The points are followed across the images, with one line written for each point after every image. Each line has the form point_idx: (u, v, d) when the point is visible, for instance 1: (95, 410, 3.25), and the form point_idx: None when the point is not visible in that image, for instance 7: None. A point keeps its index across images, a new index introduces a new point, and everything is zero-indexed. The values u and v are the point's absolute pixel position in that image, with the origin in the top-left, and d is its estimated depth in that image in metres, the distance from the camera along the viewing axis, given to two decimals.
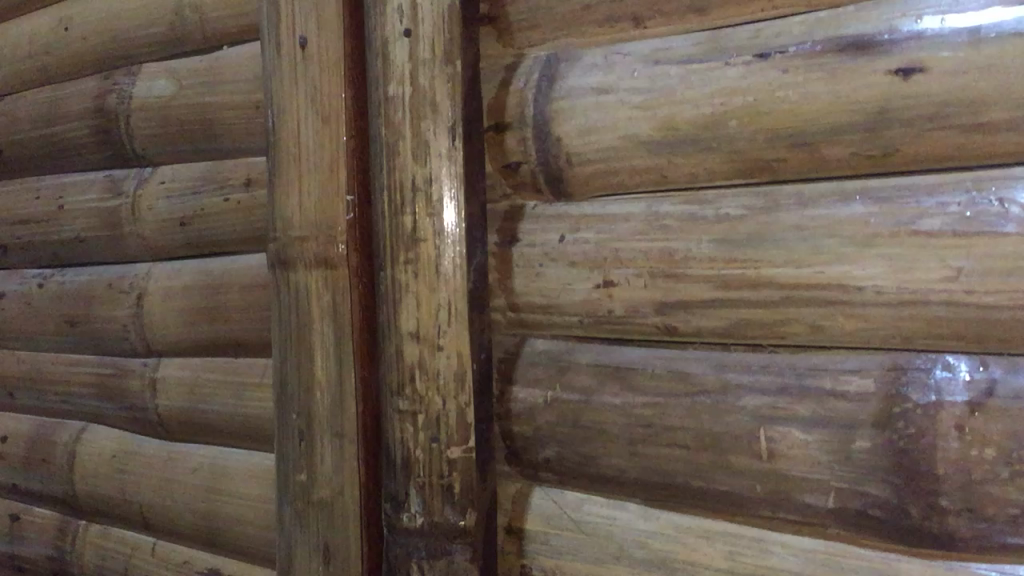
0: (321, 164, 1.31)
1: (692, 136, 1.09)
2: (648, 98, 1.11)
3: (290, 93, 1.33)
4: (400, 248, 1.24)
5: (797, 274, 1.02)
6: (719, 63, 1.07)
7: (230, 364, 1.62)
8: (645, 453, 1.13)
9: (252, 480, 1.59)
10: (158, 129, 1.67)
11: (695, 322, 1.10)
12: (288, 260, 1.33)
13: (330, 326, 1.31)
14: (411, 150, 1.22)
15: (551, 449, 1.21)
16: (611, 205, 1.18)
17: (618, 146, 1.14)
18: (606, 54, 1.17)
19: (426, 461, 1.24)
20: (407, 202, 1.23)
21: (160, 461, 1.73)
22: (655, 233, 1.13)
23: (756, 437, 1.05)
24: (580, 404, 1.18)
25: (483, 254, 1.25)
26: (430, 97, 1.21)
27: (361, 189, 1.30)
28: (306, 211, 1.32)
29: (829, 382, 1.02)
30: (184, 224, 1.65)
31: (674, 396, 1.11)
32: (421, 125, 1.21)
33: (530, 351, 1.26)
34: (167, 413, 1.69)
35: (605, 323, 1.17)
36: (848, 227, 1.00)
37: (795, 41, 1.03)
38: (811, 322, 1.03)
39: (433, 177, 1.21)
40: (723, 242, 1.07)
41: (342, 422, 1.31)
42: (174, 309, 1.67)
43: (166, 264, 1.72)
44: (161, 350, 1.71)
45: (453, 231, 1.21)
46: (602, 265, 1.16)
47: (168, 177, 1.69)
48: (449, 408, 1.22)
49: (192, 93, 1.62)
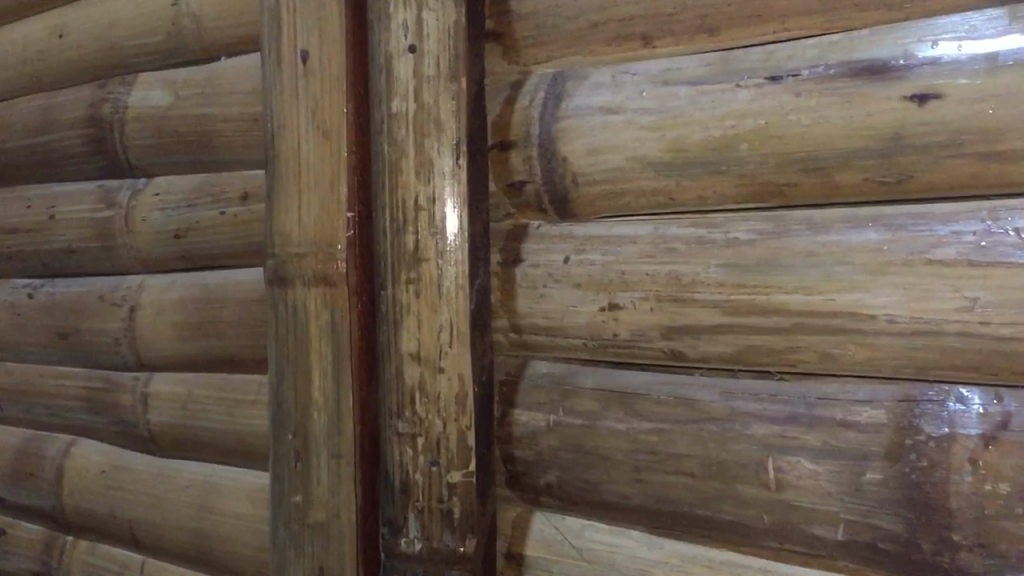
0: (321, 180, 1.28)
1: (702, 159, 1.07)
2: (657, 118, 1.10)
3: (290, 107, 1.30)
4: (401, 267, 1.21)
5: (809, 301, 1.00)
6: (730, 86, 1.05)
7: (224, 379, 1.60)
8: (650, 480, 1.11)
9: (245, 499, 1.57)
10: (154, 140, 1.65)
11: (703, 347, 1.08)
12: (286, 277, 1.31)
13: (329, 345, 1.29)
14: (413, 167, 1.20)
15: (553, 474, 1.19)
16: (617, 227, 1.16)
17: (625, 167, 1.12)
18: (613, 73, 1.15)
19: (425, 484, 1.21)
20: (409, 220, 1.21)
21: (150, 477, 1.70)
22: (663, 256, 1.10)
23: (764, 467, 1.03)
24: (584, 428, 1.16)
25: (486, 274, 1.23)
26: (434, 115, 1.18)
27: (362, 206, 1.28)
28: (306, 227, 1.29)
29: (839, 412, 0.99)
30: (179, 236, 1.62)
31: (680, 422, 1.09)
32: (424, 143, 1.19)
33: (532, 374, 1.23)
34: (159, 428, 1.66)
35: (610, 347, 1.15)
36: (860, 254, 0.98)
37: (808, 65, 1.01)
38: (822, 350, 1.01)
39: (436, 196, 1.19)
40: (732, 267, 1.05)
41: (339, 442, 1.29)
42: (168, 323, 1.64)
43: (160, 277, 1.69)
44: (153, 364, 1.68)
45: (455, 252, 1.19)
46: (608, 288, 1.14)
47: (163, 188, 1.66)
48: (450, 431, 1.20)
49: (190, 104, 1.59)
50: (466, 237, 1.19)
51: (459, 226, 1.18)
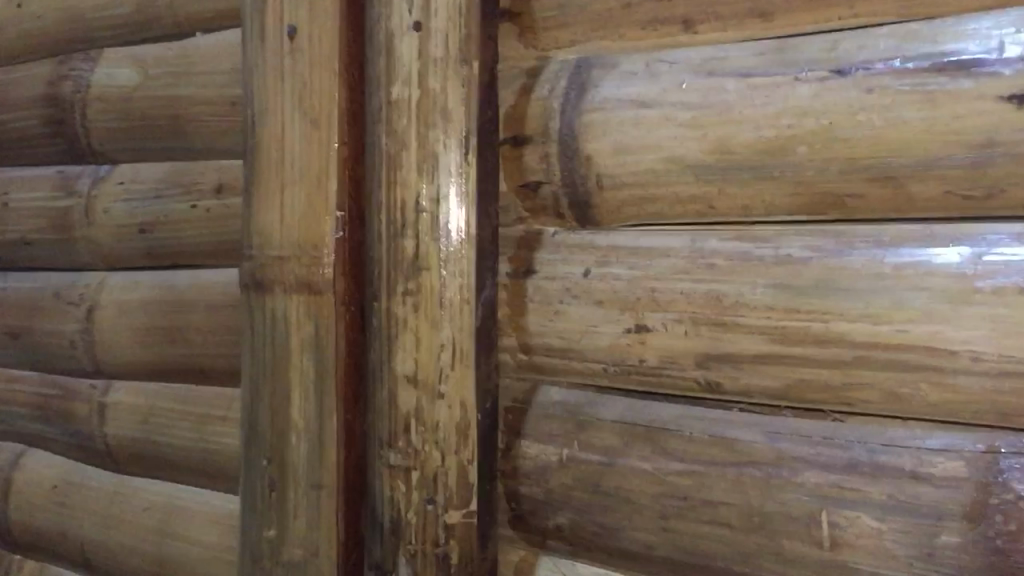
0: (308, 174, 1.13)
1: (751, 162, 0.93)
2: (698, 114, 0.95)
3: (274, 91, 1.15)
4: (397, 276, 1.06)
5: (876, 332, 0.86)
6: (787, 79, 0.91)
7: (191, 392, 1.44)
8: (679, 529, 0.96)
9: (211, 525, 1.41)
10: (120, 123, 1.48)
11: (744, 380, 0.94)
12: (264, 282, 1.16)
13: (311, 361, 1.14)
14: (414, 162, 1.04)
15: (564, 515, 1.04)
16: (646, 237, 1.01)
17: (660, 170, 0.98)
18: (647, 62, 1.00)
19: (419, 525, 1.07)
20: (407, 223, 1.06)
21: (106, 495, 1.54)
22: (700, 273, 0.96)
23: (816, 521, 0.89)
24: (602, 466, 1.01)
25: (492, 286, 1.08)
26: (441, 103, 1.03)
27: (354, 205, 1.13)
28: (288, 227, 1.14)
29: (908, 461, 0.86)
30: (144, 231, 1.46)
31: (715, 465, 0.95)
32: (427, 135, 1.04)
33: (544, 400, 1.08)
34: (117, 442, 1.50)
35: (634, 374, 1.01)
36: (940, 279, 0.84)
37: (882, 57, 0.87)
38: (888, 389, 0.87)
39: (440, 197, 1.04)
40: (783, 289, 0.91)
41: (320, 472, 1.14)
42: (130, 327, 1.48)
43: (122, 274, 1.53)
44: (113, 371, 1.52)
45: (461, 261, 1.04)
46: (634, 307, 0.99)
47: (128, 177, 1.50)
48: (449, 465, 1.05)
49: (161, 85, 1.43)
50: (474, 243, 1.04)
51: (465, 231, 1.04)
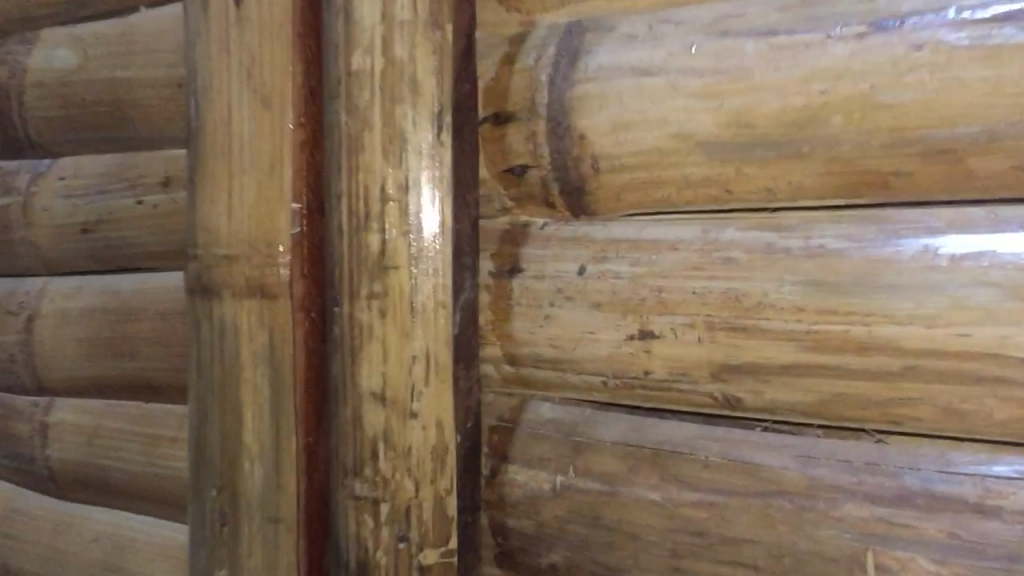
0: (259, 160, 0.98)
1: (775, 137, 0.79)
2: (712, 82, 0.81)
3: (219, 65, 1.00)
4: (361, 277, 0.91)
5: (930, 337, 0.72)
6: (818, 36, 0.76)
7: (137, 409, 1.29)
8: (694, 571, 0.82)
9: (163, 559, 1.26)
10: (59, 112, 1.33)
11: (770, 395, 0.80)
12: (211, 286, 1.01)
13: (266, 376, 0.99)
14: (379, 143, 0.90)
15: (558, 553, 0.90)
16: (650, 228, 0.87)
17: (667, 149, 0.84)
18: (650, 23, 0.86)
19: (390, 566, 0.92)
20: (371, 214, 0.90)
21: (50, 525, 1.38)
22: (715, 269, 0.81)
23: (860, 563, 0.74)
24: (601, 496, 0.87)
25: (474, 287, 0.94)
26: (410, 74, 0.89)
27: (314, 196, 0.99)
28: (238, 222, 0.99)
29: (971, 492, 0.71)
30: (86, 230, 1.31)
31: (737, 495, 0.80)
32: (393, 112, 0.89)
33: (533, 419, 0.94)
34: (61, 466, 1.35)
35: (638, 388, 0.86)
36: (1008, 272, 0.70)
37: (933, 7, 0.72)
38: (945, 406, 0.72)
39: (410, 183, 0.89)
40: (816, 287, 0.77)
41: (277, 504, 0.99)
42: (73, 338, 1.33)
43: (64, 280, 1.37)
44: (55, 387, 1.37)
45: (436, 261, 0.90)
46: (638, 310, 0.85)
47: (69, 171, 1.34)
48: (424, 496, 0.91)
49: (103, 67, 1.28)
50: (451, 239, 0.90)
51: (440, 226, 0.90)
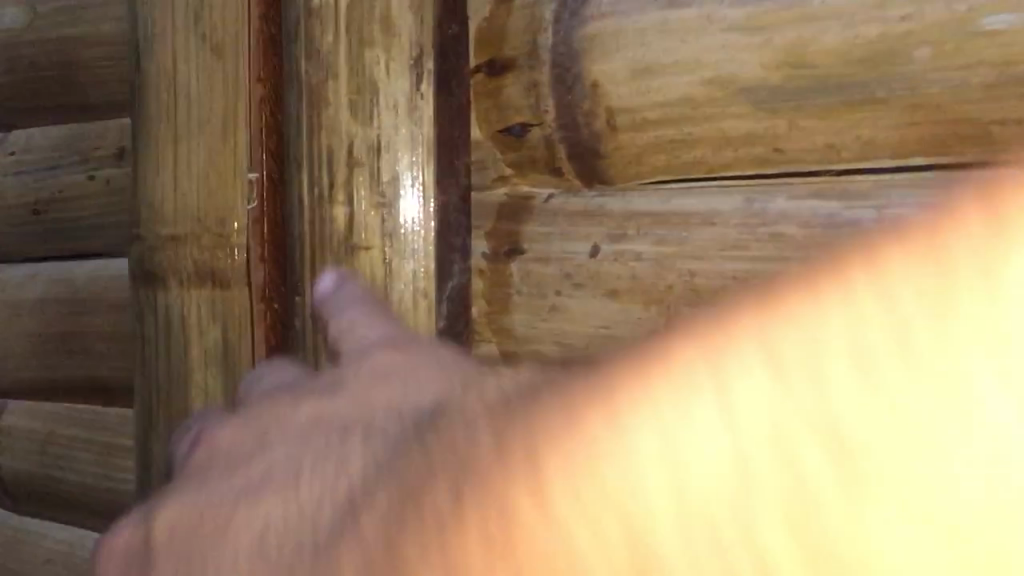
0: (211, 122, 0.82)
1: (839, 78, 0.61)
2: (757, 11, 0.64)
3: (163, 9, 0.84)
4: (326, 260, 0.76)
5: None
6: None
7: (90, 414, 1.13)
8: None
9: None
10: (6, 77, 1.18)
11: None
12: (155, 272, 0.85)
13: (219, 379, 0.83)
14: (344, 95, 0.73)
15: None
16: (679, 198, 0.70)
17: (700, 98, 0.67)
18: None
19: None
20: (336, 183, 0.74)
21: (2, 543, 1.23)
22: (762, 248, 0.65)
23: None
24: None
25: (464, 272, 0.78)
26: (382, 9, 0.72)
27: (275, 164, 0.82)
28: (185, 196, 0.83)
29: None
30: (38, 211, 1.16)
31: None
32: (362, 57, 0.72)
33: None
34: (12, 477, 1.20)
35: None
36: None
37: None
38: None
39: (383, 144, 0.72)
40: None
41: None
42: (24, 333, 1.17)
43: (13, 268, 1.21)
44: (6, 388, 1.21)
45: (415, 244, 0.73)
46: (663, 299, 0.69)
47: (19, 144, 1.19)
48: None
49: (52, 25, 1.12)
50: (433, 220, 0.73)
51: (420, 202, 0.73)
